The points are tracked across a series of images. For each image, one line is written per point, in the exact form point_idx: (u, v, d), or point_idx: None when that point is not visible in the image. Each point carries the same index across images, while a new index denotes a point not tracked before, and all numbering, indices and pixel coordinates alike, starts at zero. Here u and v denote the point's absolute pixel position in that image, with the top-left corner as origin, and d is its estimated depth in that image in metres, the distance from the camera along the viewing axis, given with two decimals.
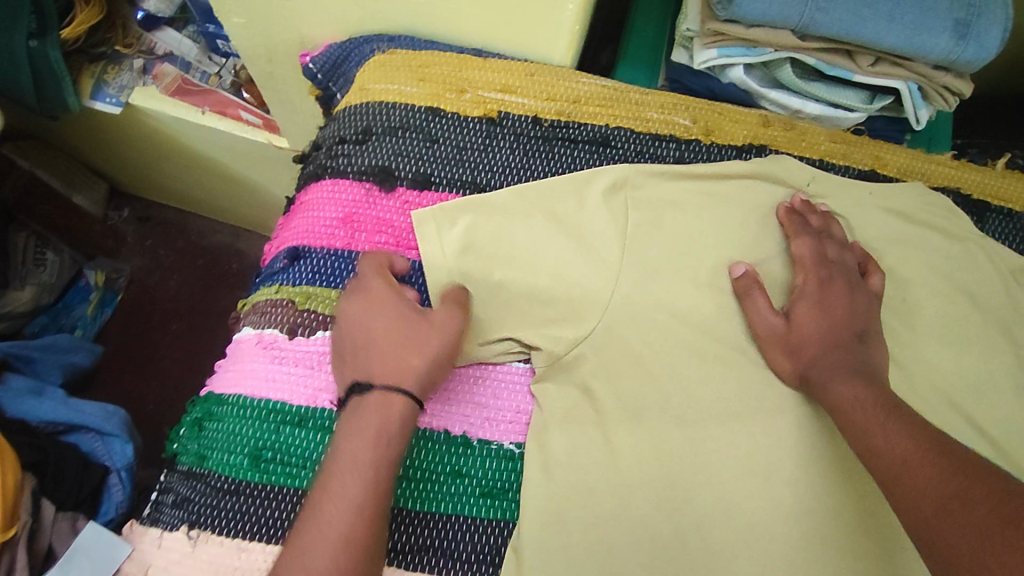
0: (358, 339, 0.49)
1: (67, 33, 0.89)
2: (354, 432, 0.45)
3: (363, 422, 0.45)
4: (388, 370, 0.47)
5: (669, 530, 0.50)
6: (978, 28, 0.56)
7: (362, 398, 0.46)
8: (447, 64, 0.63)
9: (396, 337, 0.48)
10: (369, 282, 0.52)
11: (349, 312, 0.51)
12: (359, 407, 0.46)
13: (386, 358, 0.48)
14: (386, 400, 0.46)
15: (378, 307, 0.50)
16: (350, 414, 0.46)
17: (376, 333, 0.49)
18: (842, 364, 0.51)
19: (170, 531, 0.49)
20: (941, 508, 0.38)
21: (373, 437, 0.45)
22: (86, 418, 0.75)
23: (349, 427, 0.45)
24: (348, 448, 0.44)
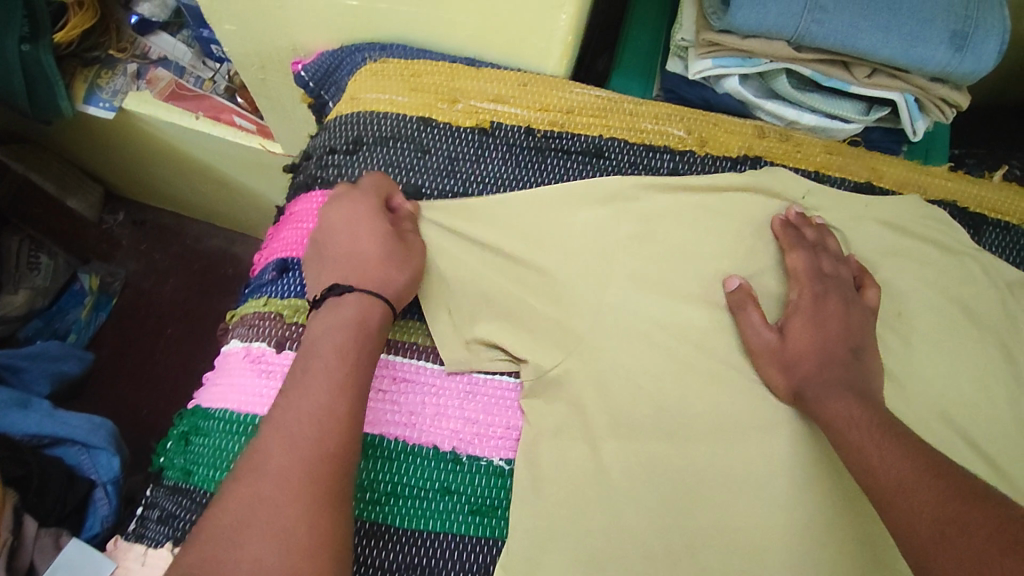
0: (333, 245, 0.52)
1: (60, 37, 0.89)
2: (329, 332, 0.47)
3: (340, 319, 0.48)
4: (366, 274, 0.50)
5: (662, 548, 0.49)
6: (976, 40, 0.55)
7: (339, 297, 0.49)
8: (439, 74, 0.63)
9: (374, 247, 0.52)
10: (345, 195, 0.54)
11: (325, 220, 0.54)
12: (335, 307, 0.49)
13: (365, 261, 0.51)
14: (365, 300, 0.49)
15: (358, 214, 0.53)
16: (327, 314, 0.49)
17: (354, 239, 0.52)
18: (836, 380, 0.50)
19: (154, 548, 0.48)
20: (938, 533, 0.37)
21: (348, 335, 0.47)
22: (73, 432, 0.74)
23: (325, 324, 0.48)
24: (323, 343, 0.46)
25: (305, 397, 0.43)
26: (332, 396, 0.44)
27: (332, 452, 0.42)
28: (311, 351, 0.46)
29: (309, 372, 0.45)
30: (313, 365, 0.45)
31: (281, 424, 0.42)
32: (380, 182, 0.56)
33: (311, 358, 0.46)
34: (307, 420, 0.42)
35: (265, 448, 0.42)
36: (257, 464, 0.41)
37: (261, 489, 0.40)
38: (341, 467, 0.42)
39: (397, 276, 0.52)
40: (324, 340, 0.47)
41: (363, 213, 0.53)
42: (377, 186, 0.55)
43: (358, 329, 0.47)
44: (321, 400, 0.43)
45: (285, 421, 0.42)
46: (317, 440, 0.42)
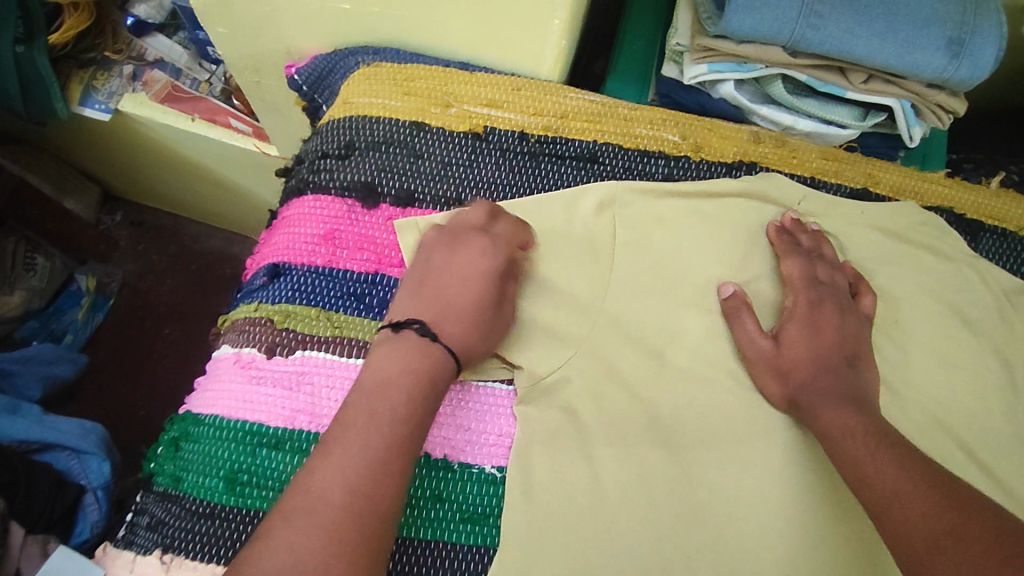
0: (439, 279, 0.52)
1: (55, 38, 0.88)
2: (398, 373, 0.46)
3: (415, 364, 0.47)
4: (452, 325, 0.49)
5: (656, 557, 0.49)
6: (972, 45, 0.55)
7: (419, 338, 0.48)
8: (432, 78, 0.62)
9: (473, 305, 0.50)
10: (476, 234, 0.54)
11: (441, 253, 0.53)
12: (410, 345, 0.48)
13: (447, 308, 0.50)
14: (434, 351, 0.48)
15: (483, 260, 0.52)
16: (401, 349, 0.47)
17: (450, 284, 0.51)
18: (830, 389, 0.50)
19: (143, 555, 0.48)
20: (934, 544, 0.37)
21: (414, 385, 0.46)
22: (63, 437, 0.74)
23: (401, 364, 0.46)
24: (396, 387, 0.45)
25: (365, 445, 0.42)
26: (389, 451, 0.42)
27: (380, 513, 0.41)
28: (379, 393, 0.45)
29: (374, 418, 0.43)
30: (380, 411, 0.44)
31: (339, 470, 0.41)
32: (514, 223, 0.55)
33: (378, 401, 0.44)
34: (363, 471, 0.41)
35: (316, 493, 0.40)
36: (307, 509, 0.39)
37: (309, 538, 0.38)
38: (383, 526, 0.40)
39: (475, 341, 0.50)
40: (393, 384, 0.45)
41: (484, 261, 0.52)
42: (510, 237, 0.55)
43: (429, 381, 0.46)
44: (380, 453, 0.42)
45: (342, 466, 0.41)
46: (368, 496, 0.41)
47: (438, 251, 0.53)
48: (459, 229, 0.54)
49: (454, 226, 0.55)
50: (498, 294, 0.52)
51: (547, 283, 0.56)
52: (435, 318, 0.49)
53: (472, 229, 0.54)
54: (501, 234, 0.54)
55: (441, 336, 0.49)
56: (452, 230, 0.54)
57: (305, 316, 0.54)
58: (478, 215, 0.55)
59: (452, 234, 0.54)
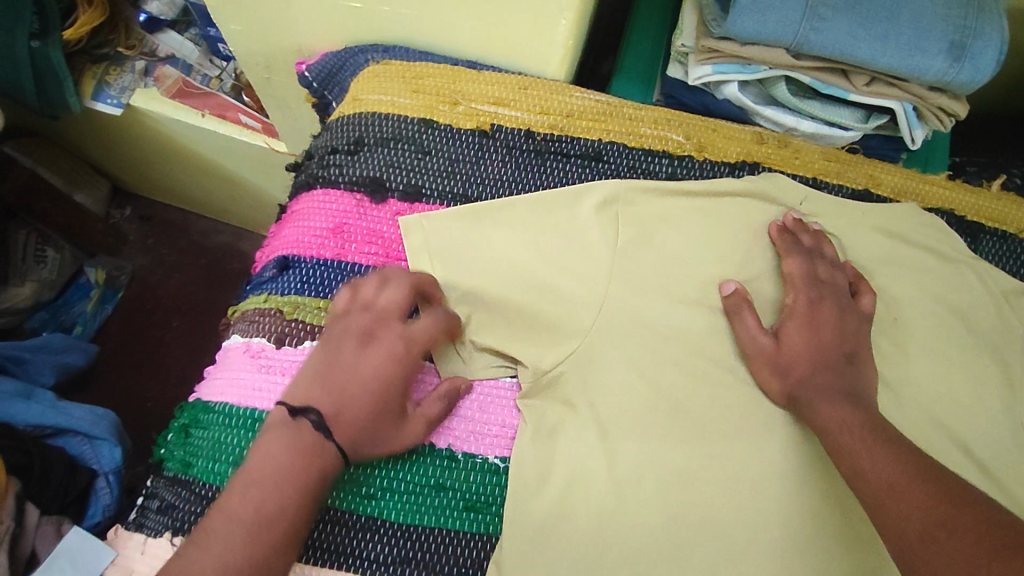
0: (343, 369, 0.49)
1: (70, 34, 0.90)
2: (288, 467, 0.45)
3: (305, 459, 0.45)
4: (349, 424, 0.48)
5: (656, 548, 0.50)
6: (974, 49, 0.56)
7: (313, 432, 0.46)
8: (441, 76, 0.63)
9: (372, 411, 0.48)
10: (392, 331, 0.51)
11: (350, 341, 0.51)
12: (303, 438, 0.46)
13: (347, 401, 0.48)
14: (324, 450, 0.46)
15: (391, 364, 0.50)
16: (292, 439, 0.46)
17: (358, 372, 0.49)
18: (828, 385, 0.51)
19: (154, 537, 0.49)
20: (927, 535, 0.38)
21: (301, 479, 0.45)
22: (75, 422, 0.75)
23: (288, 458, 0.45)
24: (285, 481, 0.44)
25: (247, 543, 0.42)
26: (267, 547, 0.43)
27: None
28: (264, 484, 0.44)
29: (261, 513, 0.43)
30: (265, 508, 0.43)
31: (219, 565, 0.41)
32: (432, 322, 0.53)
33: (266, 492, 0.44)
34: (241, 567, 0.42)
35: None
36: None
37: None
38: None
39: (366, 442, 0.48)
40: (282, 478, 0.44)
41: (394, 366, 0.50)
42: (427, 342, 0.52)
43: (320, 477, 0.46)
44: (259, 551, 0.42)
45: (220, 558, 0.42)
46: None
47: (351, 338, 0.51)
48: (374, 328, 0.51)
49: (373, 311, 0.52)
50: (400, 400, 0.50)
51: (550, 280, 0.57)
52: (331, 410, 0.47)
53: (389, 330, 0.51)
54: (417, 334, 0.52)
55: (336, 432, 0.47)
56: (366, 317, 0.52)
57: (314, 307, 0.55)
58: (402, 310, 0.52)
59: (370, 320, 0.52)
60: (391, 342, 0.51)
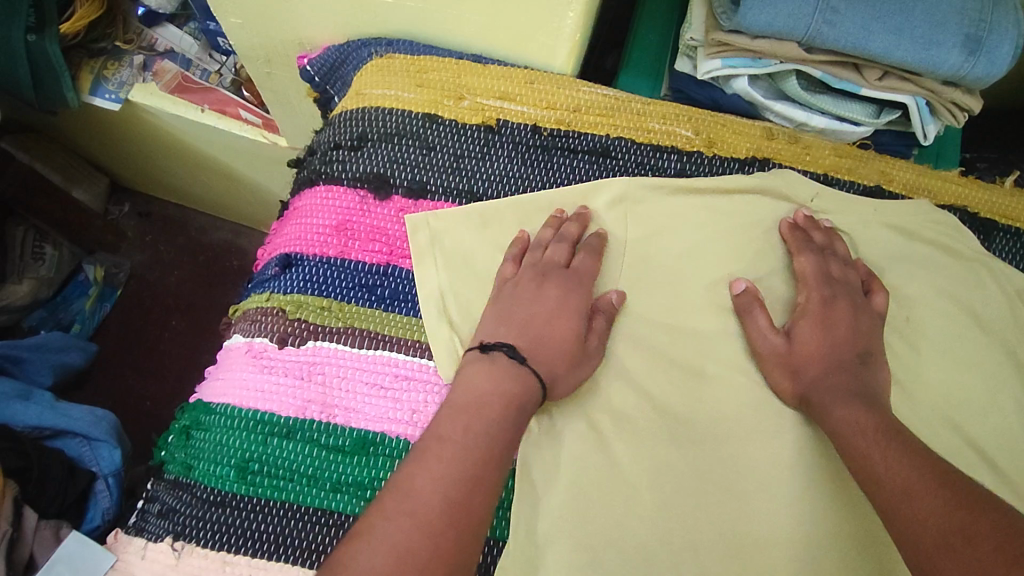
0: (523, 307, 0.52)
1: (67, 28, 0.87)
2: (495, 395, 0.46)
3: (504, 383, 0.47)
4: (542, 360, 0.50)
5: (662, 553, 0.49)
6: (990, 42, 0.54)
7: (508, 360, 0.48)
8: (445, 70, 0.62)
9: (565, 345, 0.51)
10: (562, 272, 0.54)
11: (526, 287, 0.53)
12: (500, 366, 0.48)
13: (536, 335, 0.51)
14: (521, 376, 0.48)
15: (568, 294, 0.53)
16: (490, 368, 0.48)
17: (546, 315, 0.52)
18: (843, 387, 0.50)
19: (154, 542, 0.48)
20: (944, 543, 0.37)
21: (504, 407, 0.46)
22: (73, 424, 0.75)
23: (493, 386, 0.47)
24: (488, 405, 0.45)
25: (462, 461, 0.42)
26: (476, 466, 0.42)
27: (465, 533, 0.39)
28: (470, 409, 0.45)
29: (468, 435, 0.43)
30: (474, 427, 0.44)
31: (440, 480, 0.40)
32: (593, 256, 0.56)
33: (476, 419, 0.44)
34: (457, 483, 0.40)
35: (418, 498, 0.39)
36: (408, 513, 0.38)
37: (416, 540, 0.37)
38: (470, 545, 0.39)
39: (559, 370, 0.50)
40: (487, 401, 0.45)
41: (571, 297, 0.53)
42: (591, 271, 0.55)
43: (518, 406, 0.47)
44: (472, 471, 0.41)
45: (441, 472, 0.41)
46: (465, 511, 0.40)
47: (524, 283, 0.54)
48: (543, 265, 0.54)
49: (540, 261, 0.55)
50: (581, 329, 0.52)
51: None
52: (524, 346, 0.50)
53: (556, 264, 0.54)
54: (584, 270, 0.55)
55: (530, 360, 0.49)
56: (534, 266, 0.54)
57: (316, 307, 0.54)
58: (564, 253, 0.55)
59: (539, 268, 0.54)
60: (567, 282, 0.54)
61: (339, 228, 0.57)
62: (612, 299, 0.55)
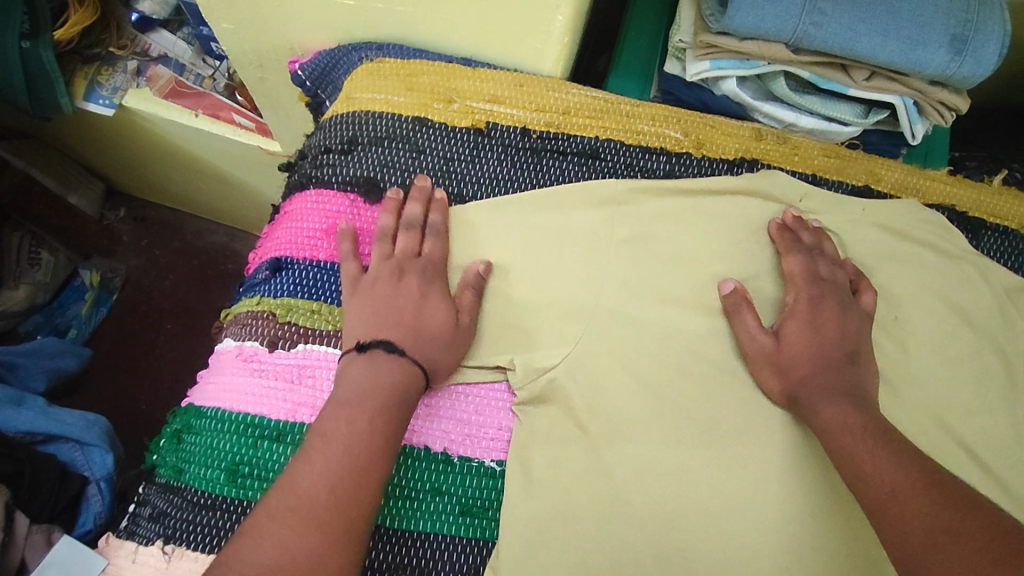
0: (389, 301, 0.52)
1: (60, 34, 0.88)
2: (370, 386, 0.47)
3: (384, 380, 0.48)
4: (422, 349, 0.51)
5: (653, 553, 0.49)
6: (976, 42, 0.55)
7: (387, 356, 0.49)
8: (435, 73, 0.62)
9: (441, 332, 0.52)
10: (415, 262, 0.55)
11: (386, 282, 0.53)
12: (379, 361, 0.49)
13: (412, 326, 0.51)
14: (406, 368, 0.49)
15: (430, 285, 0.54)
16: (369, 364, 0.48)
17: (416, 305, 0.53)
18: (831, 386, 0.50)
19: (145, 545, 0.49)
20: (930, 542, 0.37)
21: (389, 397, 0.47)
22: (66, 429, 0.75)
23: (369, 380, 0.48)
24: (365, 399, 0.47)
25: (345, 455, 0.44)
26: (362, 458, 0.44)
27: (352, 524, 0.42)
28: (352, 404, 0.46)
29: (351, 428, 0.45)
30: (356, 422, 0.45)
31: (324, 476, 0.43)
32: (441, 241, 0.57)
33: (355, 412, 0.46)
34: (344, 478, 0.43)
35: (304, 495, 0.42)
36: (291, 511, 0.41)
37: (302, 535, 0.40)
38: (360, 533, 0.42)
39: (437, 356, 0.51)
40: (364, 396, 0.47)
41: (432, 285, 0.54)
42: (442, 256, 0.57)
43: (401, 396, 0.48)
44: (354, 464, 0.43)
45: (324, 469, 0.43)
46: (352, 501, 0.42)
47: (382, 277, 0.54)
48: (402, 259, 0.55)
49: (393, 256, 0.55)
50: (452, 315, 0.53)
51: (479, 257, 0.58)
52: (403, 338, 0.51)
53: (411, 256, 0.55)
54: (435, 257, 0.56)
55: (411, 351, 0.50)
56: (388, 262, 0.55)
57: (308, 310, 0.55)
58: (414, 243, 0.56)
59: (394, 263, 0.55)
60: (433, 274, 0.55)
61: (326, 231, 0.58)
62: (480, 270, 0.56)
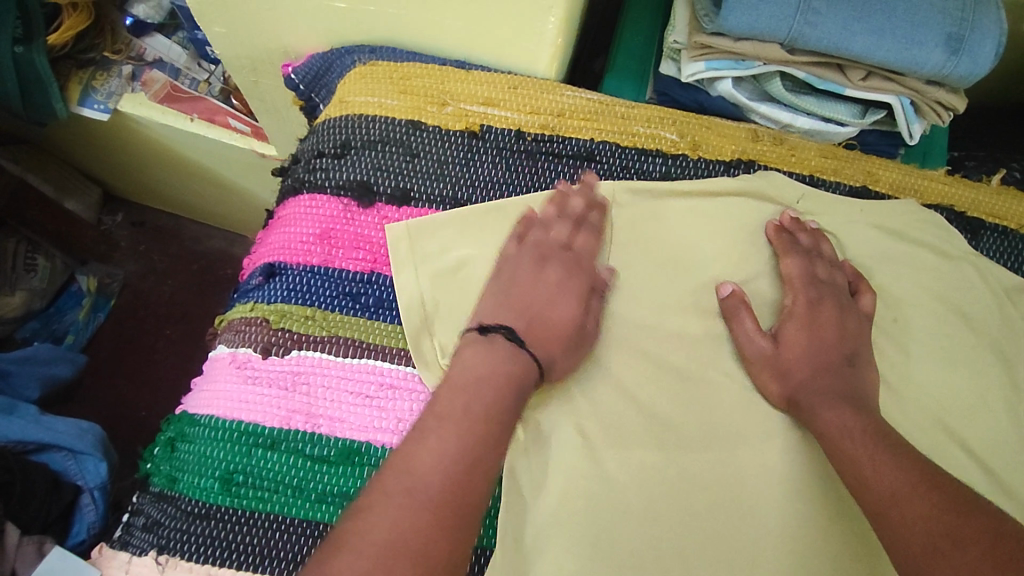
0: (520, 289, 0.52)
1: (54, 39, 0.87)
2: (493, 374, 0.46)
3: (502, 367, 0.46)
4: (539, 340, 0.50)
5: (653, 560, 0.48)
6: (972, 42, 0.54)
7: (506, 343, 0.48)
8: (428, 76, 0.62)
9: (568, 328, 0.51)
10: (562, 254, 0.54)
11: (526, 270, 0.53)
12: (498, 350, 0.47)
13: (533, 318, 0.51)
14: (519, 357, 0.48)
15: (569, 278, 0.53)
16: (487, 352, 0.47)
17: (545, 299, 0.52)
18: (830, 389, 0.50)
19: (139, 556, 0.48)
20: (932, 547, 0.36)
21: (502, 385, 0.45)
22: (58, 437, 0.74)
23: (491, 366, 0.46)
24: (487, 384, 0.45)
25: (460, 438, 0.41)
26: (472, 442, 0.41)
27: (462, 511, 0.39)
28: (468, 388, 0.44)
29: (468, 413, 0.43)
30: (473, 407, 0.43)
31: (440, 457, 0.40)
32: (593, 236, 0.56)
33: (474, 397, 0.44)
34: (457, 461, 0.40)
35: (418, 476, 0.39)
36: (407, 489, 0.38)
37: (415, 516, 0.37)
38: (466, 522, 0.39)
39: (556, 351, 0.50)
40: (482, 382, 0.45)
41: (571, 280, 0.53)
42: (591, 250, 0.56)
43: (516, 386, 0.46)
44: (471, 448, 0.41)
45: (443, 452, 0.40)
46: (463, 486, 0.39)
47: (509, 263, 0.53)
48: (545, 247, 0.55)
49: (543, 242, 0.55)
50: (580, 307, 0.52)
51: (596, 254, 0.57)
52: (522, 327, 0.50)
53: (558, 246, 0.55)
54: (584, 251, 0.55)
55: (529, 344, 0.49)
56: (533, 248, 0.55)
57: (300, 316, 0.54)
58: (566, 234, 0.55)
59: (539, 249, 0.55)
60: (569, 270, 0.54)
61: (322, 235, 0.57)
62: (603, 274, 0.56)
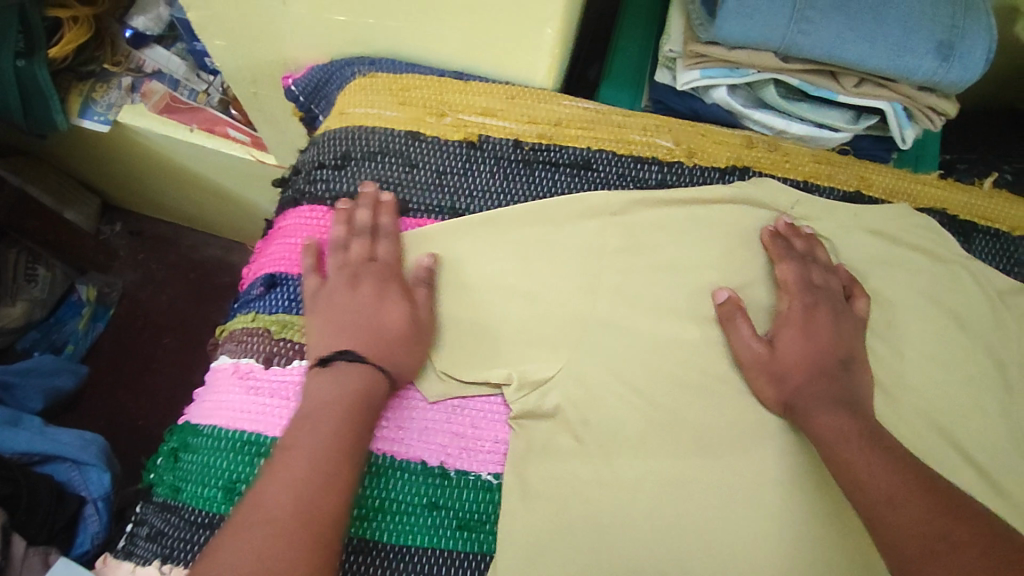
0: (349, 310, 0.53)
1: (55, 52, 0.88)
2: (335, 397, 0.48)
3: (347, 389, 0.48)
4: (383, 356, 0.51)
5: (652, 564, 0.49)
6: (963, 48, 0.55)
7: (345, 365, 0.49)
8: (426, 87, 0.63)
9: (405, 339, 0.52)
10: (371, 268, 0.55)
11: (344, 291, 0.53)
12: (341, 373, 0.49)
13: (372, 336, 0.51)
14: (367, 375, 0.49)
15: (386, 293, 0.54)
16: (330, 377, 0.49)
17: (373, 315, 0.52)
18: (825, 393, 0.50)
19: (142, 565, 0.48)
20: (929, 549, 0.38)
21: (350, 405, 0.47)
22: (63, 448, 0.75)
23: (331, 389, 0.48)
24: (335, 407, 0.47)
25: (309, 465, 0.44)
26: (320, 464, 0.44)
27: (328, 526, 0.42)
28: (311, 416, 0.47)
29: (315, 439, 0.45)
30: (313, 435, 0.45)
31: (284, 488, 0.43)
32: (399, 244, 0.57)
33: (318, 423, 0.46)
34: (310, 485, 0.43)
35: (269, 507, 0.42)
36: (259, 525, 0.41)
37: (274, 544, 0.40)
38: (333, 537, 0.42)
39: (400, 361, 0.52)
40: (325, 407, 0.47)
41: (389, 292, 0.54)
42: (399, 258, 0.56)
43: (363, 403, 0.48)
44: (318, 468, 0.44)
45: (291, 482, 0.43)
46: (320, 506, 0.43)
47: (339, 287, 0.54)
48: (354, 266, 0.55)
49: (350, 262, 0.55)
50: (411, 312, 0.53)
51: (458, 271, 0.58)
52: (362, 346, 0.51)
53: (364, 262, 0.55)
54: (390, 259, 0.56)
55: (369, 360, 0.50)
56: (346, 269, 0.55)
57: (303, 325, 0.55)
58: (369, 249, 0.56)
59: (350, 269, 0.55)
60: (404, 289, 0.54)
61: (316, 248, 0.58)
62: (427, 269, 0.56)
